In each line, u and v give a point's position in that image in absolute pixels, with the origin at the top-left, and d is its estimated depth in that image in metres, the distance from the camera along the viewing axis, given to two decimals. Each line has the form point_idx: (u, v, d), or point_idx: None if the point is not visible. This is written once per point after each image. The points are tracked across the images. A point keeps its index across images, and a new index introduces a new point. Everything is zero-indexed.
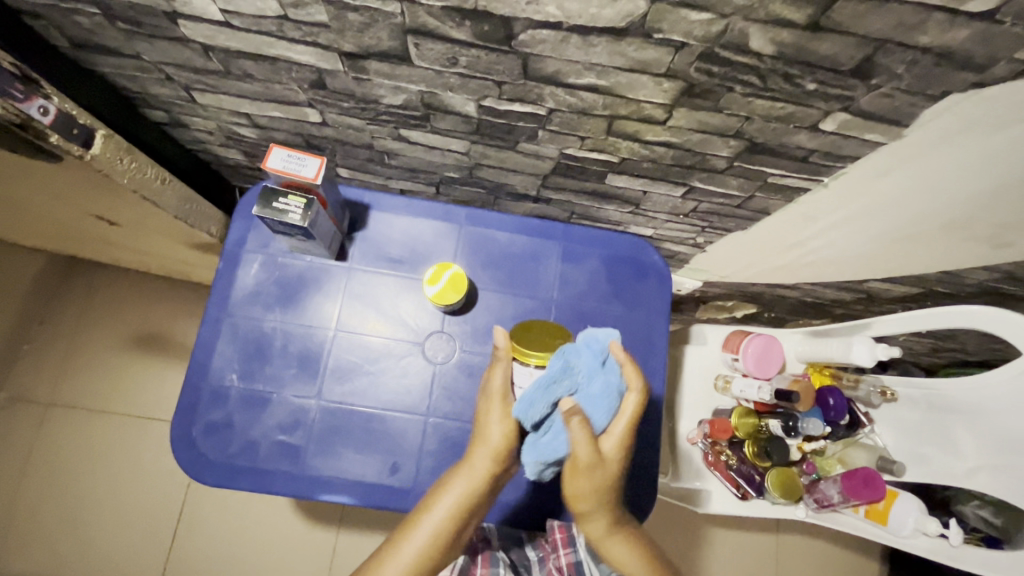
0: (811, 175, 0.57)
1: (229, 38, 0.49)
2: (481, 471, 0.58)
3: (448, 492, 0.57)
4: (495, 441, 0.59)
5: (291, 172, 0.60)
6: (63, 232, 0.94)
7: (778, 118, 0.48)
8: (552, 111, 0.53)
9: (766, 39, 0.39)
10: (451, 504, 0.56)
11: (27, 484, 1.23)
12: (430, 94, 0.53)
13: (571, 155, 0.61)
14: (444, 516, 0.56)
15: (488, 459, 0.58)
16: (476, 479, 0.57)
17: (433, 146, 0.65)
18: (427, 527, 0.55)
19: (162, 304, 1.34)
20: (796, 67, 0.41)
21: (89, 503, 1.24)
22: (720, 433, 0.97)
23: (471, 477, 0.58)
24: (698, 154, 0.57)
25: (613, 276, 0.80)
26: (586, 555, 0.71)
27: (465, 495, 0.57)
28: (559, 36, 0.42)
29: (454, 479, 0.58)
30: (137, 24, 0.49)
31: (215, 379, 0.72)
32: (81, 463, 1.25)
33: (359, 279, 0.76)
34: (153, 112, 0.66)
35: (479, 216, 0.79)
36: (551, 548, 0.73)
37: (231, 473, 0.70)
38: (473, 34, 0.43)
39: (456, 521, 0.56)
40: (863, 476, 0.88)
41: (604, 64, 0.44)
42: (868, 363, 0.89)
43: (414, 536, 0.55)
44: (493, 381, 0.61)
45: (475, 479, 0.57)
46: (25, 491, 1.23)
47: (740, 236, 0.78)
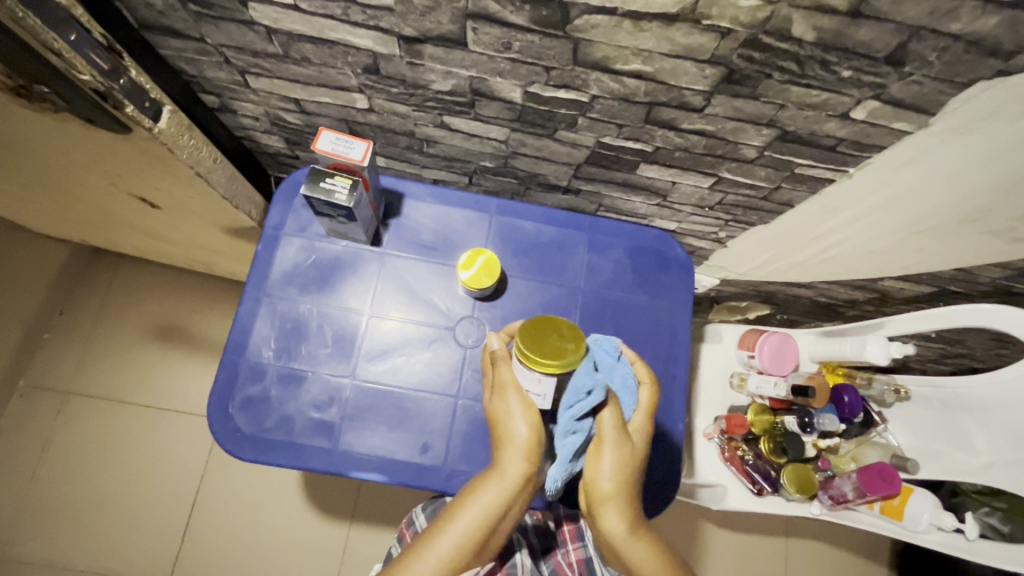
0: (837, 166, 0.60)
1: (293, 21, 0.52)
2: (508, 480, 0.58)
3: (473, 505, 0.57)
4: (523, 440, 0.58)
5: (339, 154, 0.63)
6: (96, 217, 0.96)
7: (811, 106, 0.51)
8: (595, 98, 0.56)
9: (808, 26, 0.42)
10: (478, 513, 0.56)
11: (38, 473, 1.23)
12: (479, 80, 0.56)
13: (607, 144, 0.64)
14: (471, 525, 0.56)
15: (519, 459, 0.58)
16: (507, 486, 0.58)
17: (473, 134, 0.67)
18: (454, 536, 0.56)
19: (182, 297, 1.35)
20: (834, 53, 0.44)
21: (97, 495, 1.24)
22: (737, 428, 1.00)
23: (503, 485, 0.58)
24: (730, 143, 0.59)
25: (636, 266, 0.83)
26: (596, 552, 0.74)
27: (496, 502, 0.57)
28: (613, 21, 0.45)
29: (486, 484, 0.58)
30: (207, 5, 0.52)
31: (251, 355, 0.73)
32: (92, 453, 1.26)
33: (392, 264, 0.78)
34: (205, 95, 0.69)
35: (509, 208, 0.82)
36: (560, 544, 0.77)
37: (265, 447, 0.71)
38: (530, 19, 0.46)
39: (479, 529, 0.56)
40: (879, 470, 0.89)
41: (651, 49, 0.47)
42: (882, 361, 0.91)
43: (435, 546, 0.55)
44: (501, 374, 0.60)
45: (507, 491, 0.58)
46: (35, 481, 1.23)
47: (762, 231, 0.81)
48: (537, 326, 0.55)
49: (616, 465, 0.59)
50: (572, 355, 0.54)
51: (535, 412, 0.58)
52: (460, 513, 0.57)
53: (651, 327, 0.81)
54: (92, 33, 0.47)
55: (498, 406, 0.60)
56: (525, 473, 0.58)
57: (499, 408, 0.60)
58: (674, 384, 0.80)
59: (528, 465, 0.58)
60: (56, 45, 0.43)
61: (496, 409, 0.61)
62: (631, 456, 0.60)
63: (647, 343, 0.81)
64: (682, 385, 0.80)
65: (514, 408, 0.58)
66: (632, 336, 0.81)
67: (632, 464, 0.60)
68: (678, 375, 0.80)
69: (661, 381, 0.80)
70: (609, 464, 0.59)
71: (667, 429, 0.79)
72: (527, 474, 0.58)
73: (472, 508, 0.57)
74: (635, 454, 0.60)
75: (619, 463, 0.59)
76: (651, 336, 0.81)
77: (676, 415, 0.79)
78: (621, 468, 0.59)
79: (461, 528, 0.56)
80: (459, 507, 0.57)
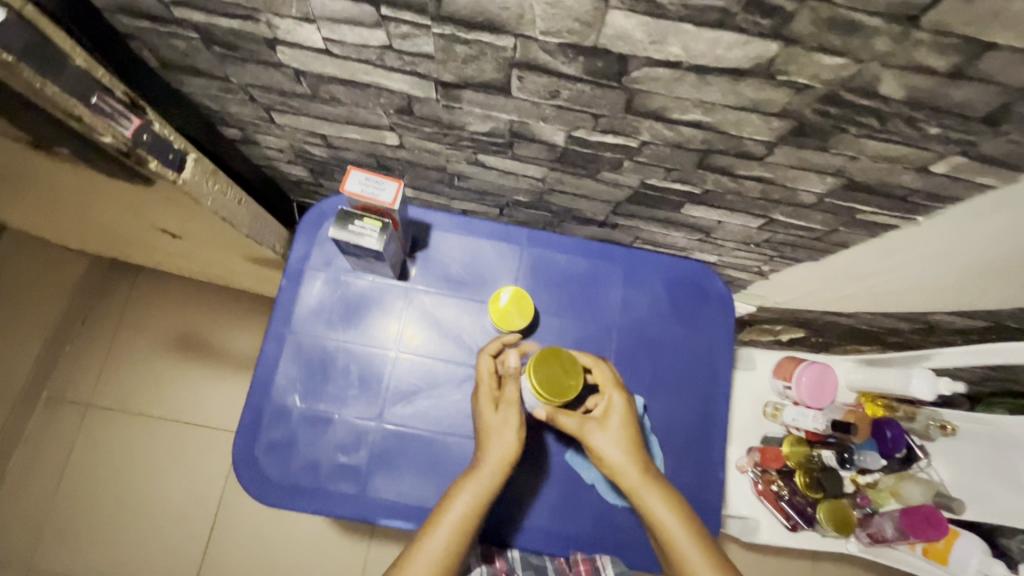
0: (905, 214, 0.56)
1: (324, 65, 0.49)
2: (489, 473, 0.57)
3: (465, 490, 0.56)
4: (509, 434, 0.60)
5: (369, 196, 0.60)
6: (118, 238, 0.95)
7: (887, 159, 0.47)
8: (645, 143, 0.52)
9: (898, 84, 0.38)
10: (473, 496, 0.56)
11: (61, 484, 1.24)
12: (520, 124, 0.52)
13: (652, 185, 0.60)
14: (464, 514, 0.55)
15: (500, 447, 0.59)
16: (492, 474, 0.57)
17: (508, 171, 0.64)
18: (450, 523, 0.54)
19: (202, 309, 1.34)
20: (923, 111, 0.40)
21: (119, 507, 1.24)
22: (772, 461, 0.95)
23: (488, 471, 0.57)
24: (788, 190, 0.55)
25: (674, 300, 0.79)
26: None
27: (484, 489, 0.56)
28: (676, 74, 0.41)
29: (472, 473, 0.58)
30: (233, 48, 0.49)
31: (276, 397, 0.71)
32: (113, 466, 1.26)
33: (419, 300, 0.76)
34: (227, 129, 0.66)
35: (541, 238, 0.78)
36: None
37: (291, 493, 0.69)
38: (582, 70, 0.42)
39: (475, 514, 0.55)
40: (926, 515, 0.85)
41: (715, 102, 0.43)
42: (928, 398, 0.86)
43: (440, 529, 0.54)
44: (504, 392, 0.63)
45: (495, 476, 0.57)
46: (59, 492, 1.23)
47: (810, 266, 0.76)
48: (557, 354, 0.61)
49: (606, 444, 0.60)
50: (573, 392, 0.60)
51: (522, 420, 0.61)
52: (454, 499, 0.56)
53: (690, 365, 0.77)
54: (115, 92, 0.44)
55: (483, 411, 0.62)
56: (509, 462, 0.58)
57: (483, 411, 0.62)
58: (714, 427, 0.76)
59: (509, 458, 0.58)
60: (75, 112, 0.40)
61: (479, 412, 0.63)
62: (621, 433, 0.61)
63: (685, 383, 0.77)
64: (722, 428, 0.76)
65: (500, 415, 0.61)
66: (670, 376, 0.77)
67: (625, 436, 0.61)
68: (719, 418, 0.76)
69: (699, 424, 0.76)
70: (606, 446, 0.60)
71: (705, 477, 0.75)
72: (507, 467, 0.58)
73: (465, 492, 0.56)
74: (615, 427, 0.61)
75: (609, 441, 0.60)
76: (689, 376, 0.77)
77: (714, 460, 0.75)
78: (619, 446, 0.60)
79: (460, 511, 0.55)
80: (453, 494, 0.56)
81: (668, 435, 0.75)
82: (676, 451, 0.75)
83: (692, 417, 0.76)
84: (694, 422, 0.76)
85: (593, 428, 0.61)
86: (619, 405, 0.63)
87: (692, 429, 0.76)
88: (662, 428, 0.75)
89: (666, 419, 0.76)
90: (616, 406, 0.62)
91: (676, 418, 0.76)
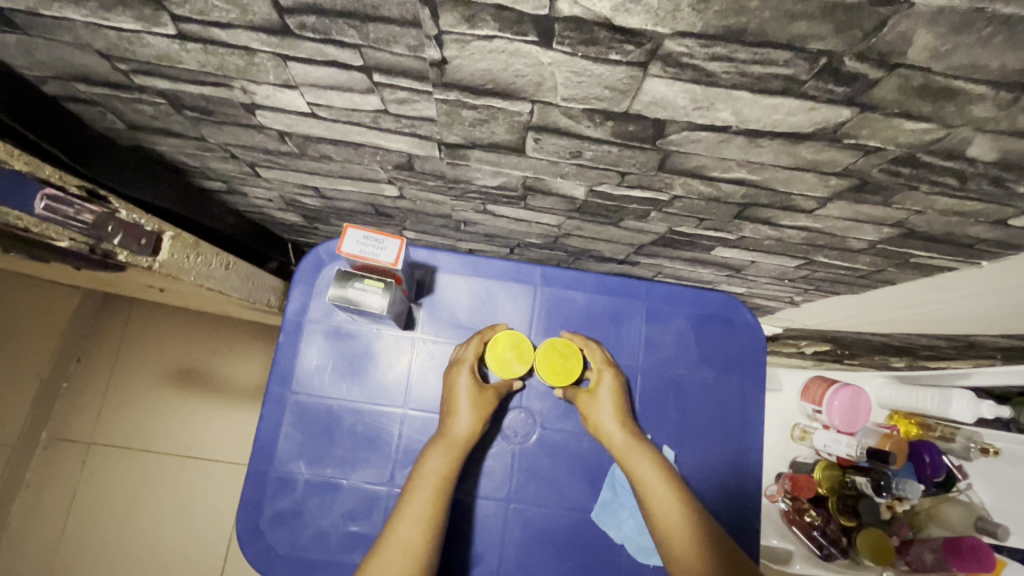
0: (967, 259, 0.50)
1: (311, 126, 0.43)
2: (458, 437, 0.60)
3: (440, 449, 0.59)
4: (466, 399, 0.63)
5: (368, 257, 0.54)
6: (106, 283, 0.89)
7: (958, 213, 0.41)
8: (677, 197, 0.46)
9: (991, 148, 0.32)
10: (447, 454, 0.59)
11: (61, 539, 1.09)
12: (534, 179, 0.46)
13: (682, 232, 0.54)
14: (442, 473, 0.57)
15: (468, 412, 0.62)
16: (459, 436, 0.60)
17: (520, 219, 0.58)
18: (429, 482, 0.56)
19: (200, 339, 1.21)
20: (1014, 172, 0.34)
21: (124, 559, 1.10)
22: (803, 491, 0.88)
23: (454, 433, 0.60)
24: (836, 237, 0.50)
25: (700, 337, 0.73)
26: None
27: (453, 450, 0.59)
28: (721, 137, 0.35)
29: (439, 437, 0.61)
30: (206, 112, 0.43)
31: (280, 465, 0.66)
32: (113, 515, 1.12)
33: (428, 349, 0.70)
34: (209, 182, 0.60)
35: (555, 276, 0.73)
36: None
37: (302, 567, 0.65)
38: (610, 133, 0.36)
39: (450, 474, 0.58)
40: (969, 545, 0.76)
41: (764, 162, 0.37)
42: (969, 421, 0.74)
43: (423, 487, 0.56)
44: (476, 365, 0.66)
45: (463, 441, 0.60)
46: (60, 547, 1.09)
47: (847, 297, 0.71)
48: (570, 347, 0.67)
49: (601, 413, 0.63)
50: (575, 372, 0.66)
51: (482, 393, 0.64)
52: (430, 458, 0.58)
53: (718, 408, 0.72)
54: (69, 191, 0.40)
55: (457, 379, 0.64)
56: (474, 425, 0.61)
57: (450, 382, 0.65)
58: (747, 472, 0.71)
59: (478, 423, 0.62)
60: (20, 224, 0.37)
61: (451, 379, 0.64)
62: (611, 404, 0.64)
63: (715, 428, 0.72)
64: (755, 472, 0.72)
65: (473, 387, 0.63)
66: (698, 418, 0.72)
67: (618, 403, 0.64)
68: (752, 464, 0.72)
69: (731, 471, 0.71)
70: (606, 413, 0.63)
71: (741, 526, 0.70)
72: (477, 431, 0.62)
73: (441, 449, 0.59)
74: (605, 398, 0.64)
75: (601, 410, 0.64)
76: (719, 419, 0.72)
77: (751, 507, 0.71)
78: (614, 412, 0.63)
79: (437, 470, 0.57)
80: (428, 453, 0.59)
81: (699, 485, 0.70)
82: (708, 502, 0.70)
83: (724, 463, 0.71)
84: (725, 469, 0.71)
85: (586, 402, 0.65)
86: (609, 380, 0.65)
87: (724, 477, 0.71)
88: (692, 478, 0.70)
89: (696, 466, 0.71)
90: (606, 380, 0.65)
91: (706, 465, 0.71)
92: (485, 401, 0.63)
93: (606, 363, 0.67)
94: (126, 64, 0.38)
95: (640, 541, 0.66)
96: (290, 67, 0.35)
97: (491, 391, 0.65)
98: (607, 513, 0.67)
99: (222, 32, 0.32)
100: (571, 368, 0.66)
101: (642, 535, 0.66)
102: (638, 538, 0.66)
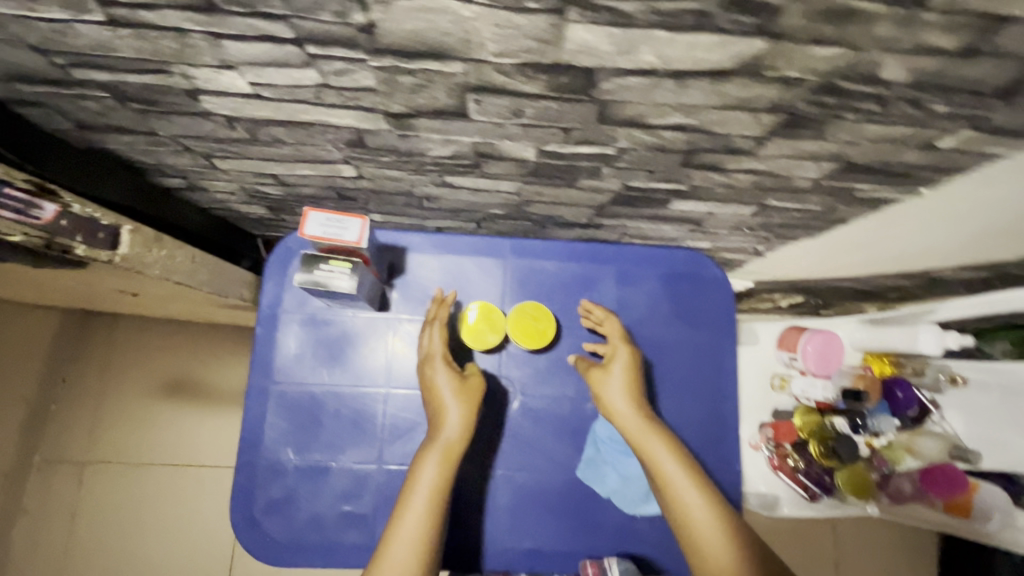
0: (907, 188, 0.51)
1: (257, 109, 0.44)
2: (449, 439, 0.58)
3: (433, 455, 0.57)
4: (452, 399, 0.60)
5: (332, 238, 0.55)
6: (82, 297, 0.89)
7: (888, 140, 0.43)
8: (624, 150, 0.47)
9: (902, 68, 0.34)
10: (439, 460, 0.56)
11: (68, 556, 1.10)
12: (484, 144, 0.47)
13: (636, 187, 0.56)
14: (435, 480, 0.55)
15: (457, 414, 0.59)
16: (449, 438, 0.58)
17: (479, 189, 0.59)
18: (424, 492, 0.54)
19: (184, 348, 1.20)
20: (931, 92, 0.36)
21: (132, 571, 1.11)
22: (785, 437, 0.91)
23: (446, 437, 0.58)
24: (781, 177, 0.51)
25: (670, 294, 0.75)
26: None
27: (444, 454, 0.57)
28: (650, 81, 0.36)
29: (431, 442, 0.58)
30: (151, 102, 0.43)
31: (270, 454, 0.67)
32: (115, 529, 1.12)
33: (406, 329, 0.71)
34: (168, 179, 0.60)
35: (525, 247, 0.74)
36: None
37: (300, 551, 0.66)
38: (545, 87, 0.38)
39: (442, 482, 0.55)
40: (943, 472, 0.78)
41: (696, 104, 0.39)
42: (935, 352, 0.75)
43: (416, 498, 0.54)
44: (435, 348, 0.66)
45: (452, 445, 0.58)
46: (67, 565, 1.09)
47: (810, 243, 0.72)
48: (539, 308, 0.70)
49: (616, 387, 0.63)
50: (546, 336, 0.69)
51: (466, 387, 0.61)
52: (423, 466, 0.56)
53: (693, 361, 0.75)
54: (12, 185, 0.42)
55: (438, 375, 0.62)
56: (463, 425, 0.59)
57: (435, 376, 0.63)
58: (726, 420, 0.74)
59: (468, 421, 0.59)
60: None
61: (431, 375, 0.64)
62: (626, 379, 0.63)
63: (691, 380, 0.74)
64: (733, 420, 0.74)
65: (454, 381, 0.62)
66: (674, 373, 0.74)
67: (634, 383, 0.63)
68: (729, 412, 0.74)
69: (709, 420, 0.74)
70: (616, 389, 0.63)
71: (722, 471, 0.72)
72: (469, 429, 0.59)
73: (433, 456, 0.57)
74: (622, 375, 0.64)
75: (617, 385, 0.63)
76: (694, 373, 0.74)
77: (731, 453, 0.73)
78: (629, 388, 0.63)
79: (430, 478, 0.55)
80: (420, 462, 0.57)
81: (680, 436, 0.73)
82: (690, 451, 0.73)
83: (702, 413, 0.74)
84: (704, 419, 0.74)
85: (598, 376, 0.65)
86: (625, 356, 0.65)
87: (703, 427, 0.73)
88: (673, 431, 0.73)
89: (676, 419, 0.73)
90: (622, 356, 0.66)
91: (685, 417, 0.73)
92: (469, 394, 0.61)
93: (623, 339, 0.67)
94: (63, 58, 0.38)
95: (626, 494, 0.69)
96: (224, 46, 0.35)
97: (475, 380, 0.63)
98: (591, 470, 0.69)
99: (150, 14, 0.33)
100: (541, 332, 0.69)
101: (628, 488, 0.69)
102: (624, 491, 0.69)
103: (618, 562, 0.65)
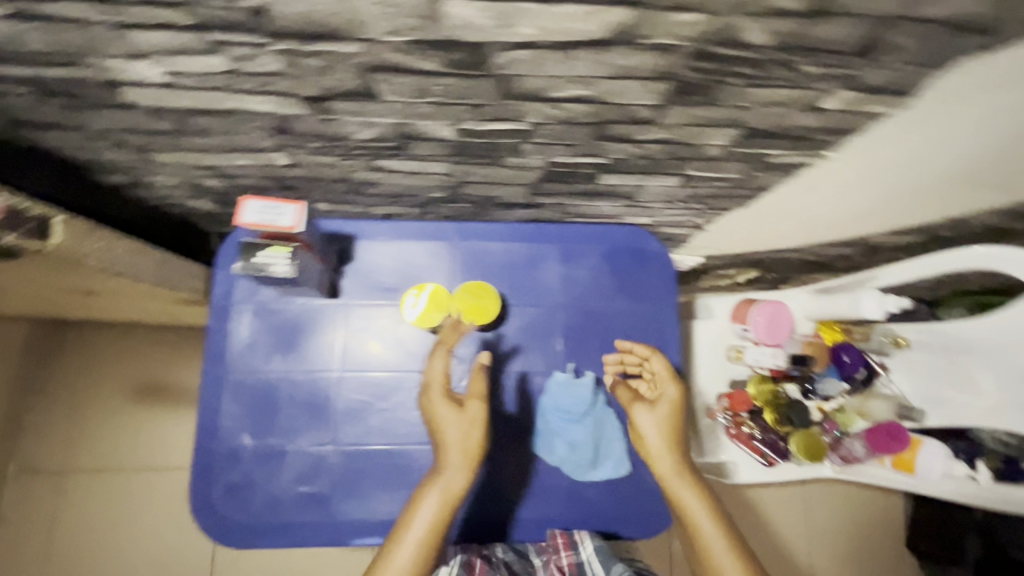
0: (812, 152, 0.54)
1: (179, 98, 0.45)
2: (451, 477, 0.57)
3: (435, 496, 0.56)
4: (457, 436, 0.59)
5: (268, 224, 0.56)
6: (42, 302, 0.90)
7: (776, 103, 0.45)
8: (537, 125, 0.50)
9: (763, 31, 0.36)
10: (439, 501, 0.56)
11: (50, 560, 1.11)
12: (404, 125, 0.50)
13: (560, 162, 0.58)
14: (434, 520, 0.55)
15: (462, 457, 0.58)
16: (453, 475, 0.57)
17: (413, 172, 0.61)
18: (419, 535, 0.54)
19: (155, 351, 1.21)
20: (797, 53, 0.39)
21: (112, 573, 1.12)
22: (741, 405, 0.89)
23: (450, 476, 0.57)
24: (692, 146, 0.54)
25: (613, 269, 0.78)
26: (589, 556, 0.65)
27: (449, 493, 0.57)
28: (536, 54, 0.39)
29: (433, 479, 0.58)
30: (76, 96, 0.45)
31: (226, 440, 0.69)
32: (94, 533, 1.13)
33: (357, 314, 0.73)
34: (109, 176, 0.62)
35: (470, 230, 0.76)
36: (552, 552, 0.67)
37: (257, 532, 0.68)
38: (443, 64, 0.40)
39: (442, 522, 0.56)
40: (888, 430, 0.80)
41: (588, 75, 0.41)
42: (879, 317, 0.77)
43: (410, 537, 0.54)
44: (438, 375, 0.64)
45: (451, 485, 0.57)
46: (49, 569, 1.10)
47: (744, 215, 0.74)
48: (482, 287, 0.73)
49: (656, 427, 0.63)
50: (490, 310, 0.72)
51: (474, 419, 0.60)
52: (419, 507, 0.56)
53: (637, 333, 0.77)
54: None
55: (440, 407, 0.61)
56: (468, 469, 0.58)
57: (440, 410, 0.61)
58: None
59: (474, 457, 0.59)
60: None
61: (432, 406, 0.62)
62: (669, 421, 0.64)
63: None
64: None
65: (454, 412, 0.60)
66: None
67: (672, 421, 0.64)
68: None
69: None
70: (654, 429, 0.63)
71: None
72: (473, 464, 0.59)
73: (433, 497, 0.56)
74: (668, 415, 0.64)
75: (659, 426, 0.63)
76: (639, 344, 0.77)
77: None
78: (667, 427, 0.63)
79: (427, 518, 0.55)
80: (415, 505, 0.56)
81: None
82: None
83: None
84: None
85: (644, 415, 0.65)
86: (673, 397, 0.66)
87: None
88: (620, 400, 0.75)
89: None
90: (668, 396, 0.66)
91: None
92: (471, 426, 0.60)
93: (671, 379, 0.67)
94: None
95: (574, 462, 0.72)
96: (132, 35, 0.37)
97: (474, 406, 0.61)
98: (539, 440, 0.72)
99: (55, 7, 0.35)
100: (484, 306, 0.72)
101: (575, 456, 0.72)
102: (571, 460, 0.72)
103: (590, 537, 0.67)
